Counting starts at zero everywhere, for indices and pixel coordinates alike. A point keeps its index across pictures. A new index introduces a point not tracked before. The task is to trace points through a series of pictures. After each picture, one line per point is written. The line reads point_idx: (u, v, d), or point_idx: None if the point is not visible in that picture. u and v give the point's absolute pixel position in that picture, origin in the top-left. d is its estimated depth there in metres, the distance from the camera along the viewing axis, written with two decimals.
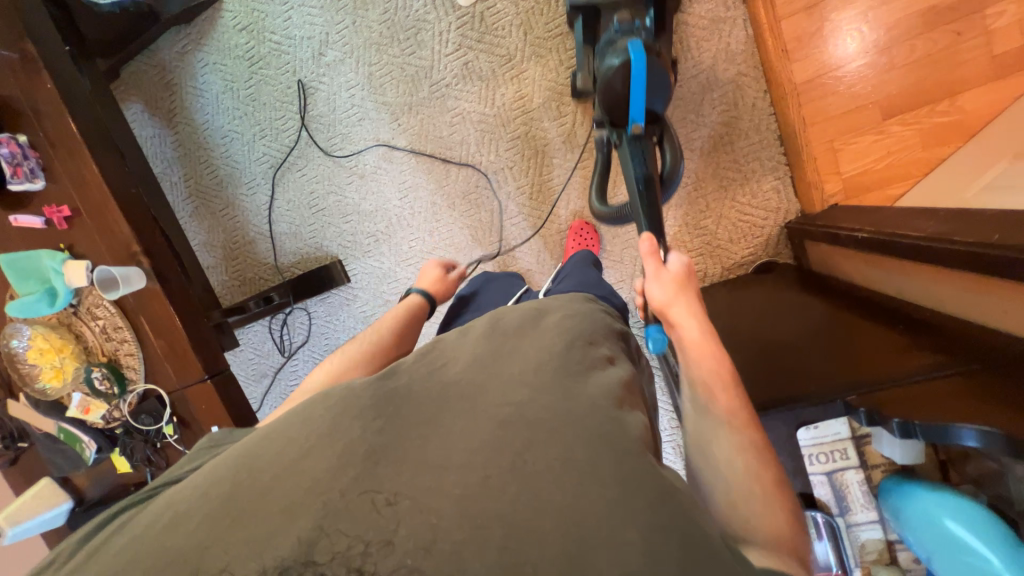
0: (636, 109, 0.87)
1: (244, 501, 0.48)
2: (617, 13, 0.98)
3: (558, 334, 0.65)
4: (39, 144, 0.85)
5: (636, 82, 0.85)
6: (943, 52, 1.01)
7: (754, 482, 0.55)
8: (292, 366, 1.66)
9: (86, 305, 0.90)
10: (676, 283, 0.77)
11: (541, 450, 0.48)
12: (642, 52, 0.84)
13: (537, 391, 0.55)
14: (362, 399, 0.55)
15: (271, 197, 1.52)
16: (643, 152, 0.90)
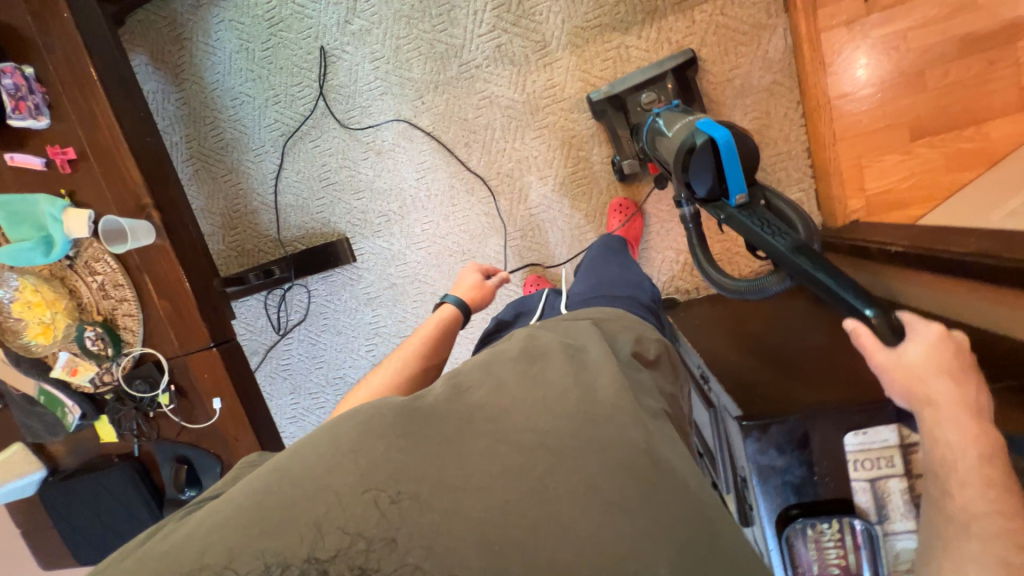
0: (735, 180, 0.74)
1: (269, 512, 0.45)
2: (647, 95, 1.11)
3: (607, 359, 0.61)
4: (47, 78, 0.78)
5: (728, 159, 0.73)
6: (974, 79, 1.04)
7: None
8: (286, 345, 1.60)
9: (84, 258, 0.83)
10: (929, 366, 0.61)
11: (563, 475, 0.47)
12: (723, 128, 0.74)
13: (559, 418, 0.52)
14: (386, 416, 0.51)
15: (280, 166, 1.46)
16: (768, 218, 0.74)
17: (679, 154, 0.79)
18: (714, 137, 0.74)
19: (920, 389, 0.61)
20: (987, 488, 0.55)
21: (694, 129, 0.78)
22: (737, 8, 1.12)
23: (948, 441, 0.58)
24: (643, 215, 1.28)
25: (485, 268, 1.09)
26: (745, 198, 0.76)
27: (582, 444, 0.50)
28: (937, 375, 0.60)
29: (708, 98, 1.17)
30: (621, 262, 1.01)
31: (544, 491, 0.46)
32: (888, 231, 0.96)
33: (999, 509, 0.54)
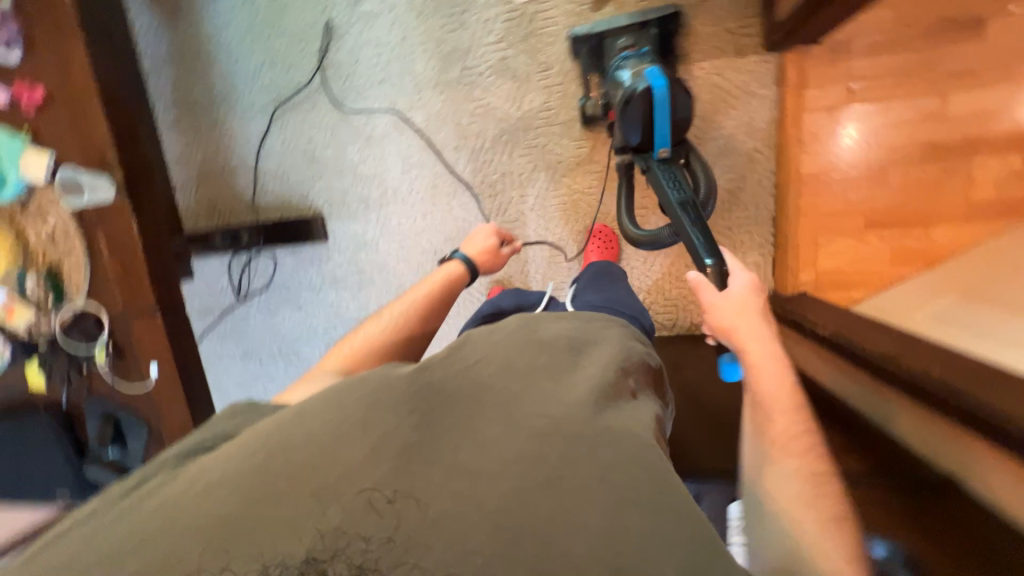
0: (660, 136, 0.93)
1: (276, 482, 0.45)
2: (622, 37, 1.08)
3: (608, 362, 0.63)
4: (24, 13, 0.75)
5: (660, 109, 0.91)
6: (930, 184, 1.11)
7: (810, 508, 0.55)
8: (243, 312, 1.59)
9: (37, 204, 0.81)
10: (740, 306, 0.77)
11: (578, 468, 0.46)
12: (663, 79, 0.90)
13: (576, 407, 0.52)
14: (392, 393, 0.51)
15: (265, 132, 1.43)
16: (676, 175, 0.95)
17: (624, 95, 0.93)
18: (653, 87, 0.90)
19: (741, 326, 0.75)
20: (795, 409, 0.64)
21: (642, 74, 0.92)
22: (734, 72, 1.15)
23: (768, 374, 0.67)
24: (619, 243, 1.31)
25: (502, 234, 1.10)
26: (666, 152, 0.96)
27: (598, 435, 0.49)
28: (756, 322, 0.74)
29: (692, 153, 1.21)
30: (613, 274, 1.11)
31: (558, 483, 0.45)
32: (828, 311, 1.03)
33: (803, 426, 0.62)
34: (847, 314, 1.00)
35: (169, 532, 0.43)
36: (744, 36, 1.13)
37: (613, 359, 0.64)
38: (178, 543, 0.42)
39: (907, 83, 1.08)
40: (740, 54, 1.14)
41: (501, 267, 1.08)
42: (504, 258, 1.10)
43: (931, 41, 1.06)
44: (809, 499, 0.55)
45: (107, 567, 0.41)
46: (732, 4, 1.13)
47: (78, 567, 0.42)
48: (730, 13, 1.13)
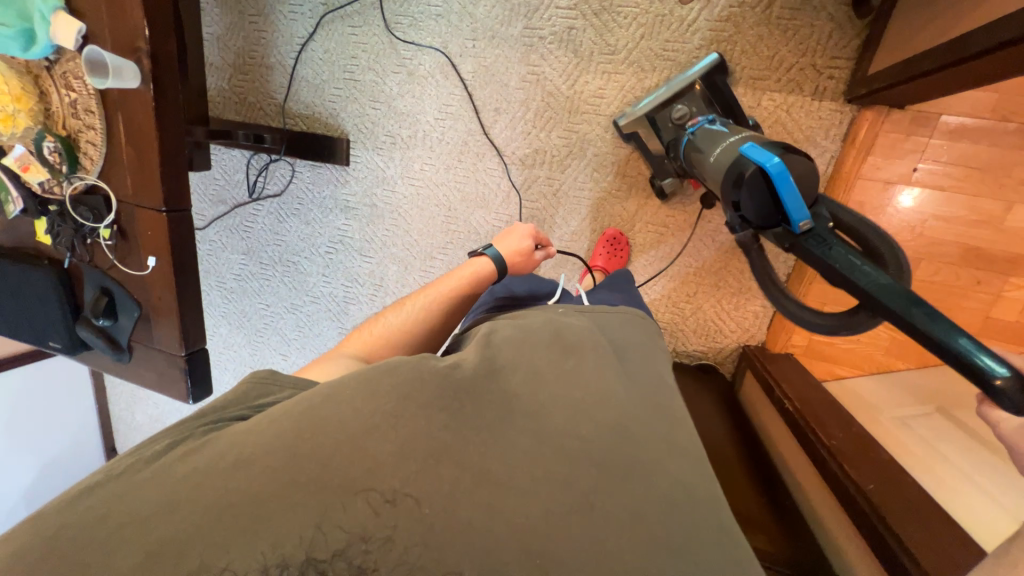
0: (794, 204, 0.64)
1: (306, 466, 0.47)
2: (676, 112, 1.05)
3: (634, 386, 0.65)
4: None
5: (781, 181, 0.64)
6: (958, 290, 1.07)
7: None
8: (254, 209, 1.61)
9: (63, 69, 0.81)
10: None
11: (609, 497, 0.50)
12: (767, 152, 0.67)
13: (601, 432, 0.55)
14: (427, 387, 0.55)
15: (309, 35, 1.38)
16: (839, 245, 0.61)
17: (728, 180, 0.71)
18: (761, 163, 0.65)
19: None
20: None
21: (741, 154, 0.70)
22: (803, 114, 1.07)
23: None
24: (630, 249, 1.28)
25: (539, 238, 1.07)
26: (811, 224, 0.64)
27: (625, 466, 0.53)
28: None
29: None
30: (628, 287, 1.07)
31: (591, 508, 0.48)
32: (805, 388, 1.04)
33: None
34: (820, 399, 1.00)
35: (198, 503, 0.45)
36: (828, 77, 1.04)
37: (638, 381, 0.67)
38: (208, 513, 0.44)
39: (977, 179, 1.01)
40: (817, 96, 1.05)
41: (532, 269, 1.07)
42: (536, 261, 1.07)
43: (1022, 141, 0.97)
44: None
45: (137, 526, 0.44)
46: (829, 38, 1.02)
47: (110, 523, 0.44)
48: (824, 46, 1.03)
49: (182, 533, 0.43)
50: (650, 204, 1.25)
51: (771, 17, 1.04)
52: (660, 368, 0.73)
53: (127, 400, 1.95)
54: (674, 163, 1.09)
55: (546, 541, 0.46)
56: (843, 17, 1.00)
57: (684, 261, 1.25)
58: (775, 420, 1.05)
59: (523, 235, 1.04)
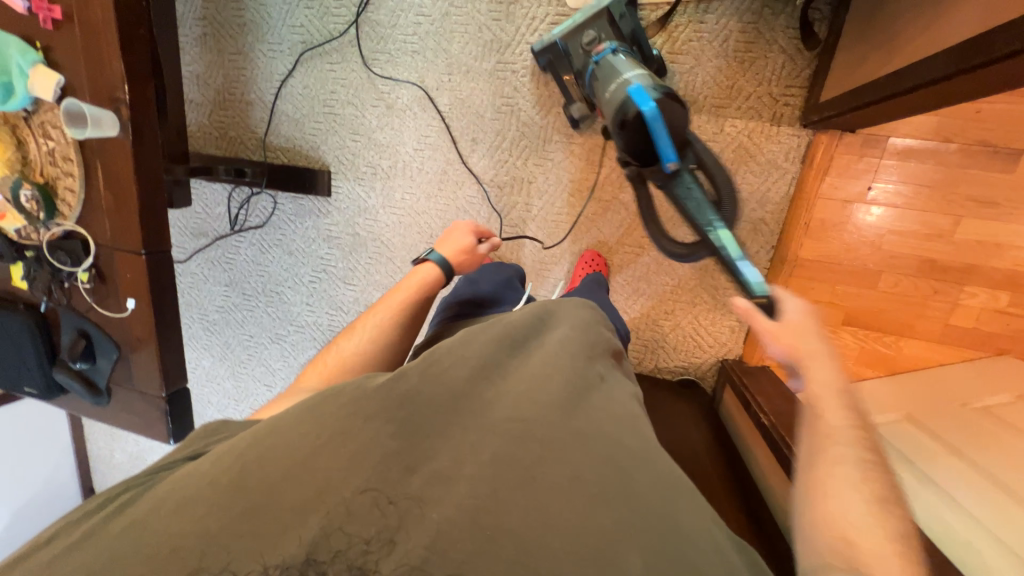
0: (665, 149, 0.87)
1: (253, 497, 0.48)
2: (586, 37, 1.05)
3: (563, 348, 0.67)
4: None
5: (657, 128, 0.86)
6: (918, 300, 1.13)
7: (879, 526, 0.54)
8: (236, 241, 1.61)
9: (41, 119, 0.82)
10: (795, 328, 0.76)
11: (552, 467, 0.51)
12: (648, 95, 0.86)
13: (548, 409, 0.56)
14: (371, 401, 0.55)
15: (289, 72, 1.42)
16: (690, 183, 0.92)
17: (617, 117, 0.91)
18: (642, 108, 0.85)
19: (802, 358, 0.73)
20: (853, 434, 0.63)
21: (628, 95, 0.88)
22: (763, 138, 1.13)
23: (821, 392, 0.68)
24: (609, 270, 1.32)
25: (478, 231, 1.15)
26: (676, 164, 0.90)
27: (585, 450, 0.53)
28: (812, 337, 0.74)
29: None
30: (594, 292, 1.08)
31: (537, 481, 0.50)
32: (779, 400, 1.07)
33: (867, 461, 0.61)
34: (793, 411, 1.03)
35: (186, 526, 0.47)
36: (785, 105, 1.10)
37: (570, 340, 0.69)
38: (161, 552, 0.46)
39: (927, 195, 1.07)
40: (776, 121, 1.11)
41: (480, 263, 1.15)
42: (483, 252, 1.14)
43: (965, 160, 1.04)
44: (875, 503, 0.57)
45: None
46: (783, 69, 1.08)
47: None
48: (778, 77, 1.09)
49: (180, 547, 0.46)
50: (626, 226, 1.29)
51: (728, 49, 1.10)
52: (601, 334, 0.76)
53: (105, 439, 1.89)
54: (583, 89, 1.12)
55: (496, 517, 0.47)
56: (794, 50, 1.07)
57: (661, 279, 1.29)
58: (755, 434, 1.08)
59: (465, 230, 1.12)
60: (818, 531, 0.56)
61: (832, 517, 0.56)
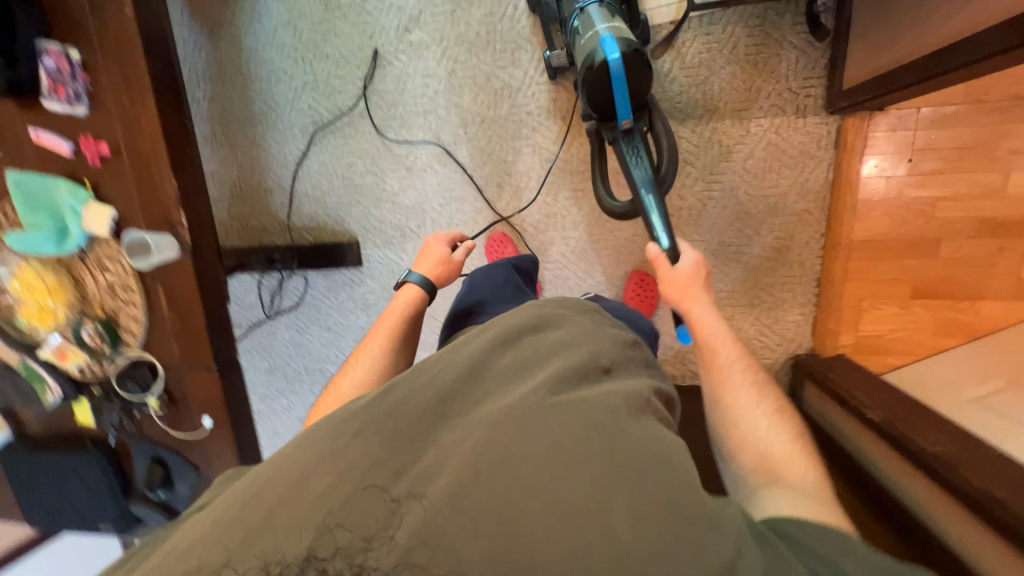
0: (622, 109, 0.95)
1: (253, 521, 0.49)
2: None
3: (558, 353, 0.65)
4: (92, 66, 0.72)
5: (618, 85, 0.92)
6: (982, 261, 1.11)
7: (782, 443, 0.73)
8: (271, 327, 1.59)
9: (96, 255, 0.80)
10: (683, 280, 0.95)
11: (536, 441, 0.51)
12: (617, 50, 0.90)
13: (530, 393, 0.56)
14: (358, 418, 0.55)
15: (304, 153, 1.43)
16: (637, 146, 1.01)
17: (584, 66, 0.94)
18: (607, 61, 0.90)
19: (692, 309, 0.93)
20: (745, 369, 0.83)
21: (598, 44, 0.91)
22: (792, 131, 1.13)
23: (712, 332, 0.88)
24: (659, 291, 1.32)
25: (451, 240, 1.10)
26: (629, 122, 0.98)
27: (575, 430, 0.52)
28: (699, 290, 0.94)
29: (741, 207, 1.19)
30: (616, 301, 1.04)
31: (521, 457, 0.50)
32: (877, 392, 1.03)
33: (763, 393, 0.80)
34: (897, 398, 0.99)
35: (202, 547, 0.48)
36: (806, 96, 1.11)
37: (568, 342, 0.67)
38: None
39: (970, 156, 1.06)
40: (800, 113, 1.12)
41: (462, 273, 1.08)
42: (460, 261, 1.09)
43: (1001, 117, 1.04)
44: (779, 423, 0.76)
45: None
46: (798, 63, 1.10)
47: None
48: (794, 71, 1.10)
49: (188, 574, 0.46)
50: None
51: (740, 54, 1.12)
52: (609, 333, 0.73)
53: None
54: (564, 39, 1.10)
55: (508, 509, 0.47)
56: (805, 43, 1.09)
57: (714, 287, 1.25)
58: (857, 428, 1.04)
59: (437, 241, 1.10)
60: (744, 456, 0.73)
61: (751, 436, 0.74)
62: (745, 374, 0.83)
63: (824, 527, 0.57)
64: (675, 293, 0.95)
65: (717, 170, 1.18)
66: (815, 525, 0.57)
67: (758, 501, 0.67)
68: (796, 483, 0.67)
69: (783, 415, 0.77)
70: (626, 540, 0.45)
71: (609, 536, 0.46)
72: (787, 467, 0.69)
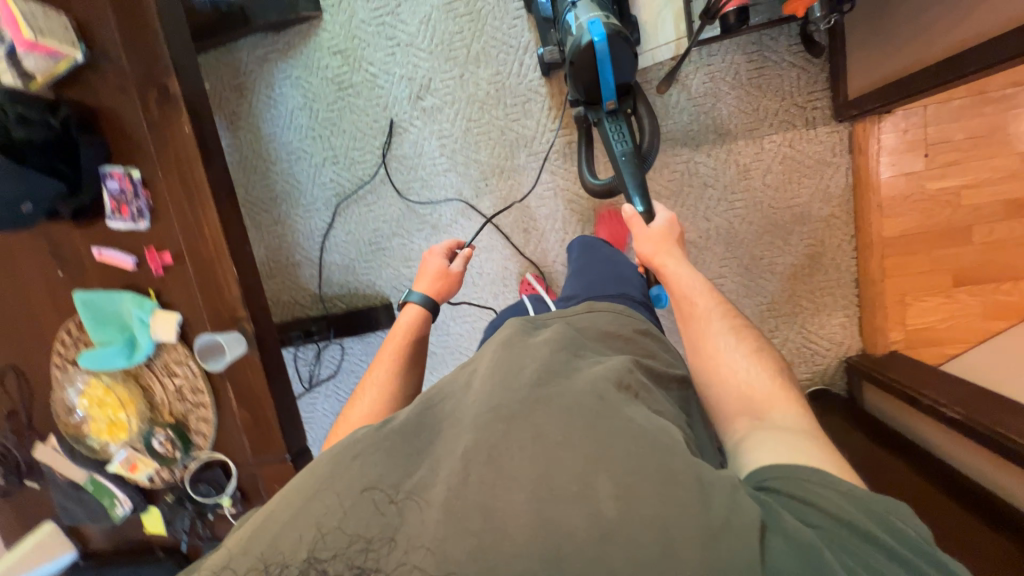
0: (607, 90, 0.97)
1: (266, 527, 0.47)
2: None
3: (546, 342, 0.63)
4: (152, 183, 0.75)
5: (604, 66, 0.94)
6: (1016, 240, 1.12)
7: (764, 382, 0.67)
8: (311, 399, 1.57)
9: (163, 361, 0.81)
10: (659, 236, 0.92)
11: (544, 425, 0.49)
12: (603, 32, 0.91)
13: (538, 387, 0.53)
14: (370, 434, 0.52)
15: (330, 225, 1.46)
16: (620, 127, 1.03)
17: (571, 47, 0.95)
18: (593, 43, 0.91)
19: (665, 263, 0.89)
20: (727, 317, 0.78)
21: (585, 26, 0.93)
22: (805, 142, 1.17)
23: (686, 282, 0.85)
24: None
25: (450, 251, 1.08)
26: (613, 104, 1.01)
27: (591, 418, 0.50)
28: (676, 247, 0.91)
29: (768, 220, 1.22)
30: (620, 261, 1.04)
31: (532, 443, 0.47)
32: (947, 387, 1.01)
33: (746, 338, 0.74)
34: (970, 390, 0.97)
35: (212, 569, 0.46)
36: (813, 109, 1.15)
37: (563, 337, 0.66)
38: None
39: (984, 144, 1.09)
40: (811, 125, 1.16)
41: (461, 282, 1.08)
42: (458, 269, 1.07)
43: (1007, 103, 1.08)
44: (761, 363, 0.70)
45: None
46: (800, 80, 1.15)
47: None
48: (797, 87, 1.15)
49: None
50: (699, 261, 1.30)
51: (743, 79, 1.17)
52: (592, 328, 0.74)
53: None
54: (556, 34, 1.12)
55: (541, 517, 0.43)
56: (803, 61, 1.14)
57: (754, 300, 1.26)
58: (938, 427, 1.01)
59: (433, 257, 1.08)
60: (726, 400, 0.67)
61: (729, 378, 0.69)
62: (724, 320, 0.77)
63: (813, 467, 0.51)
64: (648, 247, 0.92)
65: (738, 189, 1.21)
66: (803, 468, 0.51)
67: (742, 441, 0.60)
68: (778, 418, 0.62)
69: (764, 354, 0.71)
70: (611, 516, 0.43)
71: (592, 515, 0.43)
72: (773, 403, 0.64)
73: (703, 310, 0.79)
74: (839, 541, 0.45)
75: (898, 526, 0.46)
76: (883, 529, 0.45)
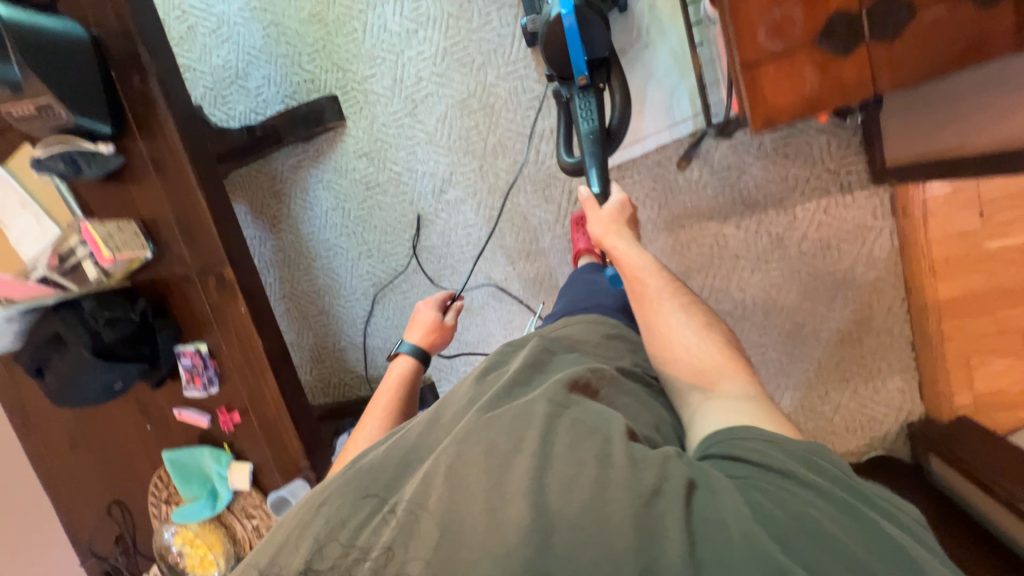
0: (577, 61, 0.95)
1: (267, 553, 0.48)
2: None
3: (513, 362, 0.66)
4: (217, 354, 0.84)
5: (573, 38, 0.93)
6: None
7: (714, 357, 0.69)
8: None
9: (242, 502, 0.91)
10: (609, 218, 0.91)
11: (497, 429, 0.50)
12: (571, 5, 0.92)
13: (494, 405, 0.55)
14: (356, 467, 0.54)
15: (370, 313, 1.55)
16: (591, 103, 0.98)
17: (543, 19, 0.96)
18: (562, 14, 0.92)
19: (616, 248, 0.86)
20: (677, 297, 0.78)
21: None
22: (842, 208, 1.12)
23: (639, 263, 0.83)
24: None
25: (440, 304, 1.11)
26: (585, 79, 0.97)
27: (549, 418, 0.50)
28: (625, 229, 0.88)
29: (807, 288, 1.17)
30: (596, 278, 0.99)
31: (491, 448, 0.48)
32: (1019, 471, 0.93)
33: (697, 317, 0.75)
34: None
35: None
36: (848, 173, 1.10)
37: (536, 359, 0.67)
38: None
39: None
40: (847, 190, 1.11)
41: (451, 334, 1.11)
42: (448, 325, 1.10)
43: None
44: (709, 338, 0.72)
45: None
46: (831, 146, 1.10)
47: None
48: (828, 153, 1.10)
49: None
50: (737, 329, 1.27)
51: (769, 149, 1.13)
52: (565, 337, 0.75)
53: None
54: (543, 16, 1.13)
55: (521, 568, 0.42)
56: (833, 126, 1.09)
57: (800, 369, 1.22)
58: None
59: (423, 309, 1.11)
60: (683, 382, 0.68)
61: (682, 356, 0.70)
62: (673, 296, 0.78)
63: (748, 428, 0.53)
64: (598, 228, 0.90)
65: (773, 259, 1.18)
66: (743, 433, 0.52)
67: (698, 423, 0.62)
68: (726, 390, 0.64)
69: (713, 329, 0.73)
70: (561, 503, 0.42)
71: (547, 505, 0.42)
72: (722, 377, 0.66)
73: (653, 290, 0.79)
74: (782, 488, 0.45)
75: (821, 464, 0.48)
76: (815, 471, 0.48)
